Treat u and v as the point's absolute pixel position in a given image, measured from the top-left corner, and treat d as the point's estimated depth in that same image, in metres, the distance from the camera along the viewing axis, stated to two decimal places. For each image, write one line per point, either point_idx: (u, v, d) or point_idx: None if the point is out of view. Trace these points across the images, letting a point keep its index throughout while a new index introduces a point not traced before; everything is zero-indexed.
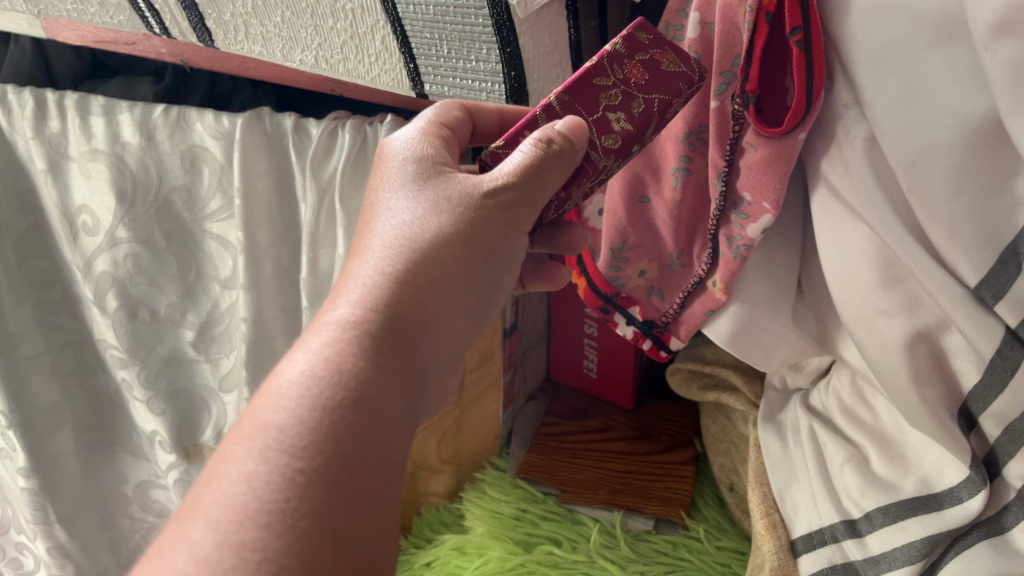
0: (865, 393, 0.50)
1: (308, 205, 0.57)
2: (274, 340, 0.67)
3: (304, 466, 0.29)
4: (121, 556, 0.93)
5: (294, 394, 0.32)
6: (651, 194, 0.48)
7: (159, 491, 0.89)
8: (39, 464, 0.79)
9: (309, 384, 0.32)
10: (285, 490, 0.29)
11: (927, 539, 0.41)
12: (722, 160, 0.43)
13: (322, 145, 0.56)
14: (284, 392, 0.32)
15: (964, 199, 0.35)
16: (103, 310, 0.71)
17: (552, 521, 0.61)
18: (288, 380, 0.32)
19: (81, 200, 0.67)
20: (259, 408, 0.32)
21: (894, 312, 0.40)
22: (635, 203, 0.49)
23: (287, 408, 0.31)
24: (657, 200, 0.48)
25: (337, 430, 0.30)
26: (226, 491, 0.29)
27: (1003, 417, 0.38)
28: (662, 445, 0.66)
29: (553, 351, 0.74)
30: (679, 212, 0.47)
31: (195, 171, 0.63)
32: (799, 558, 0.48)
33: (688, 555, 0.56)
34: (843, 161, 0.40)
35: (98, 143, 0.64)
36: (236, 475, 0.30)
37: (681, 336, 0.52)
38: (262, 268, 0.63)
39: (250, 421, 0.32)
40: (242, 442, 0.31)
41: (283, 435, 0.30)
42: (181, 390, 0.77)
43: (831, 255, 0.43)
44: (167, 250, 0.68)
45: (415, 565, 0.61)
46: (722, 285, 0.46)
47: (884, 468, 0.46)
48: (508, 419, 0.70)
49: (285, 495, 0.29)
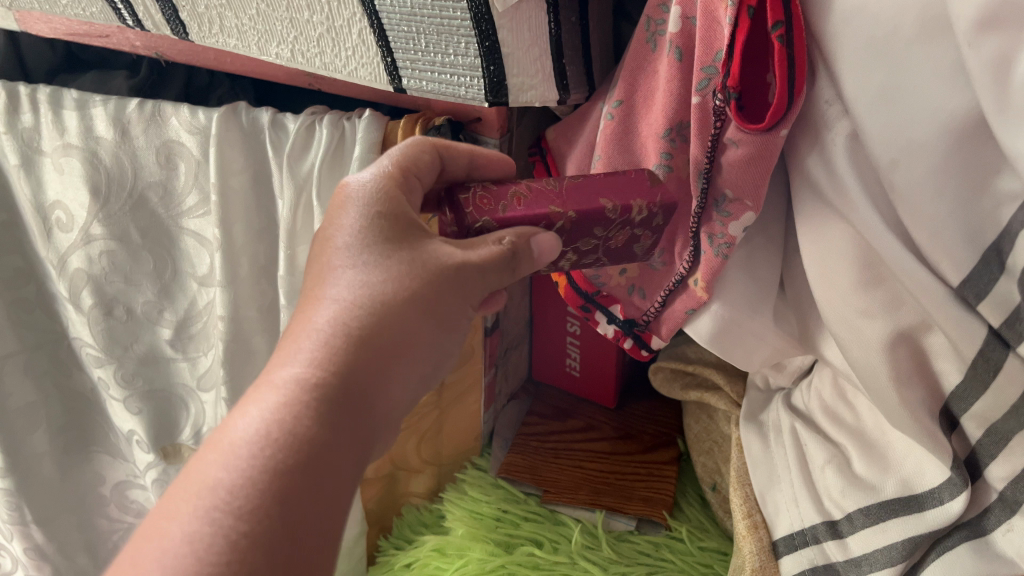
0: (846, 393, 0.50)
1: (286, 201, 0.56)
2: (252, 339, 0.66)
3: (250, 528, 0.27)
4: (99, 557, 0.92)
5: (246, 454, 0.29)
6: None
7: (137, 491, 0.88)
8: (14, 464, 0.78)
9: (262, 443, 0.30)
10: (229, 551, 0.27)
11: (907, 540, 0.41)
12: (703, 156, 0.43)
13: (300, 140, 0.55)
14: (233, 450, 0.30)
15: (946, 198, 0.35)
16: (79, 307, 0.71)
17: (533, 521, 0.60)
18: (238, 439, 0.30)
19: (54, 196, 0.66)
20: (201, 468, 0.29)
21: (875, 311, 0.40)
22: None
23: (236, 466, 0.29)
24: None
25: (287, 490, 0.29)
26: (170, 549, 0.27)
27: (985, 418, 0.38)
28: (644, 444, 0.66)
29: (536, 350, 0.73)
30: None
31: (171, 167, 0.62)
32: (781, 558, 0.48)
33: (670, 556, 0.56)
34: (824, 159, 0.39)
35: (72, 137, 0.63)
36: (179, 533, 0.27)
37: (663, 335, 0.51)
38: (240, 266, 0.62)
39: (191, 476, 0.29)
40: (184, 499, 0.29)
41: (232, 495, 0.28)
42: (158, 389, 0.75)
43: (812, 255, 0.42)
44: (143, 247, 0.67)
45: (394, 566, 0.61)
46: (703, 284, 0.46)
47: (865, 469, 0.45)
48: (489, 418, 0.69)
49: (228, 557, 0.27)
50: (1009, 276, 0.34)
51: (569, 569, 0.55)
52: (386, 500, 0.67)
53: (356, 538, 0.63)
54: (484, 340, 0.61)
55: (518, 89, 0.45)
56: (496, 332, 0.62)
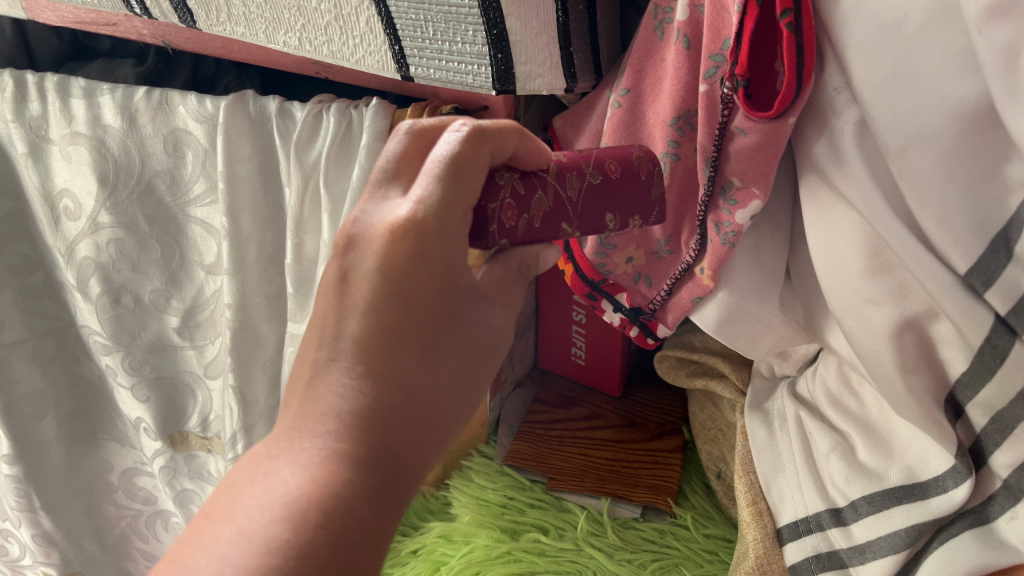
0: (851, 381, 0.50)
1: (293, 189, 0.56)
2: (259, 327, 0.66)
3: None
4: (106, 543, 0.93)
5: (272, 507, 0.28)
6: None
7: (144, 478, 0.88)
8: (22, 451, 0.78)
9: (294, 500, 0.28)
10: None
11: (910, 528, 0.41)
12: (710, 144, 0.43)
13: (307, 129, 0.55)
14: (265, 499, 0.29)
15: (954, 184, 0.35)
16: (87, 295, 0.71)
17: (538, 509, 0.60)
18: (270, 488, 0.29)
19: (62, 184, 0.67)
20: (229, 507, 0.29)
21: (881, 299, 0.40)
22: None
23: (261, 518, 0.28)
24: None
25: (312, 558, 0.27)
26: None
27: (990, 406, 0.38)
28: (649, 432, 0.66)
29: (541, 338, 0.74)
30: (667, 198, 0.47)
31: (178, 155, 0.62)
32: (785, 546, 0.48)
33: (675, 542, 0.56)
34: (832, 147, 0.39)
35: (79, 125, 0.63)
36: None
37: (666, 323, 0.52)
38: (247, 254, 0.62)
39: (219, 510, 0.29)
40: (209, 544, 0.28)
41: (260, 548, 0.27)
42: (165, 377, 0.75)
43: (819, 243, 0.42)
44: (150, 236, 0.67)
45: (400, 553, 0.61)
46: (710, 272, 0.46)
47: (869, 457, 0.46)
48: (495, 406, 0.69)
49: None
50: (1017, 264, 0.34)
51: (575, 555, 0.55)
52: None
53: None
54: None
55: (525, 77, 0.45)
56: None
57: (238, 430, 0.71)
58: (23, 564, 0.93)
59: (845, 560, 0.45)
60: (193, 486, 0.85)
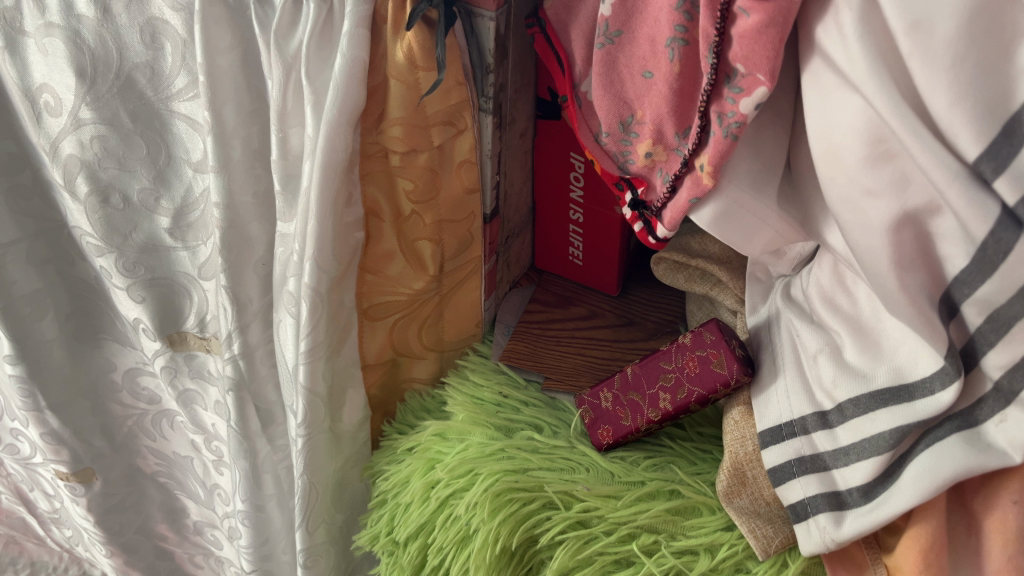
0: (846, 279, 0.47)
1: (275, 81, 0.54)
2: (249, 227, 0.63)
3: None
4: (115, 440, 0.90)
5: None
6: (653, 68, 0.45)
7: (148, 378, 0.85)
8: (24, 352, 0.79)
9: None
10: None
11: (896, 430, 0.42)
12: (712, 28, 0.40)
13: (287, 16, 0.53)
14: None
15: (967, 64, 0.35)
16: (75, 195, 0.69)
17: (533, 406, 0.60)
18: None
19: (41, 78, 0.64)
20: None
21: (881, 191, 0.39)
22: (639, 78, 0.46)
23: None
24: (658, 74, 0.45)
25: None
26: None
27: (988, 303, 0.38)
28: (646, 332, 0.66)
29: (539, 237, 0.71)
30: (678, 85, 0.44)
31: (156, 46, 0.61)
32: (764, 450, 0.48)
33: (670, 441, 0.56)
34: (837, 24, 0.37)
35: (54, 16, 0.62)
36: None
37: (589, 392, 0.57)
38: (232, 149, 0.59)
39: None
40: None
41: None
42: (160, 278, 0.73)
43: (818, 130, 0.40)
44: (134, 131, 0.65)
45: (398, 451, 0.61)
46: (710, 169, 0.44)
47: (858, 358, 0.45)
48: (491, 305, 0.67)
49: None
50: None
51: (569, 453, 0.55)
52: (388, 385, 0.66)
53: (358, 424, 0.65)
54: (484, 228, 0.61)
55: None
56: (496, 218, 0.62)
57: (233, 330, 0.66)
58: (34, 462, 0.94)
59: (829, 462, 0.46)
60: (194, 386, 0.80)
